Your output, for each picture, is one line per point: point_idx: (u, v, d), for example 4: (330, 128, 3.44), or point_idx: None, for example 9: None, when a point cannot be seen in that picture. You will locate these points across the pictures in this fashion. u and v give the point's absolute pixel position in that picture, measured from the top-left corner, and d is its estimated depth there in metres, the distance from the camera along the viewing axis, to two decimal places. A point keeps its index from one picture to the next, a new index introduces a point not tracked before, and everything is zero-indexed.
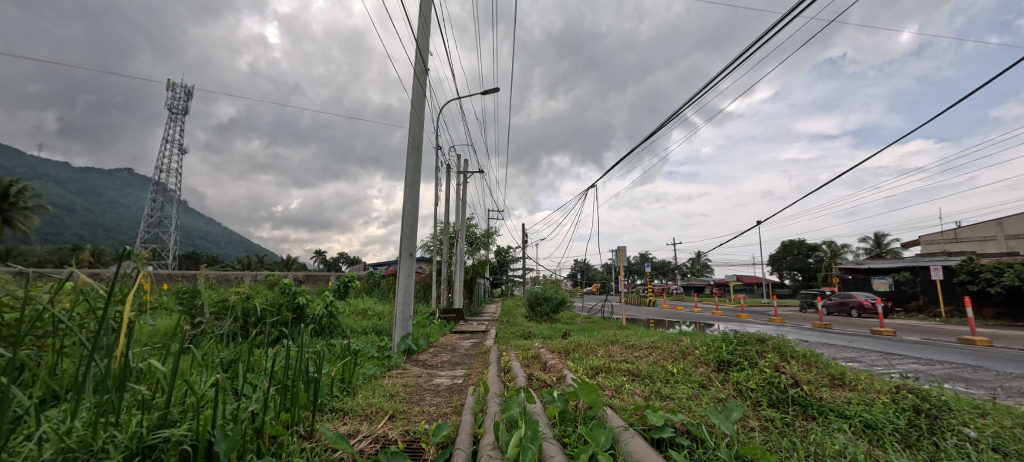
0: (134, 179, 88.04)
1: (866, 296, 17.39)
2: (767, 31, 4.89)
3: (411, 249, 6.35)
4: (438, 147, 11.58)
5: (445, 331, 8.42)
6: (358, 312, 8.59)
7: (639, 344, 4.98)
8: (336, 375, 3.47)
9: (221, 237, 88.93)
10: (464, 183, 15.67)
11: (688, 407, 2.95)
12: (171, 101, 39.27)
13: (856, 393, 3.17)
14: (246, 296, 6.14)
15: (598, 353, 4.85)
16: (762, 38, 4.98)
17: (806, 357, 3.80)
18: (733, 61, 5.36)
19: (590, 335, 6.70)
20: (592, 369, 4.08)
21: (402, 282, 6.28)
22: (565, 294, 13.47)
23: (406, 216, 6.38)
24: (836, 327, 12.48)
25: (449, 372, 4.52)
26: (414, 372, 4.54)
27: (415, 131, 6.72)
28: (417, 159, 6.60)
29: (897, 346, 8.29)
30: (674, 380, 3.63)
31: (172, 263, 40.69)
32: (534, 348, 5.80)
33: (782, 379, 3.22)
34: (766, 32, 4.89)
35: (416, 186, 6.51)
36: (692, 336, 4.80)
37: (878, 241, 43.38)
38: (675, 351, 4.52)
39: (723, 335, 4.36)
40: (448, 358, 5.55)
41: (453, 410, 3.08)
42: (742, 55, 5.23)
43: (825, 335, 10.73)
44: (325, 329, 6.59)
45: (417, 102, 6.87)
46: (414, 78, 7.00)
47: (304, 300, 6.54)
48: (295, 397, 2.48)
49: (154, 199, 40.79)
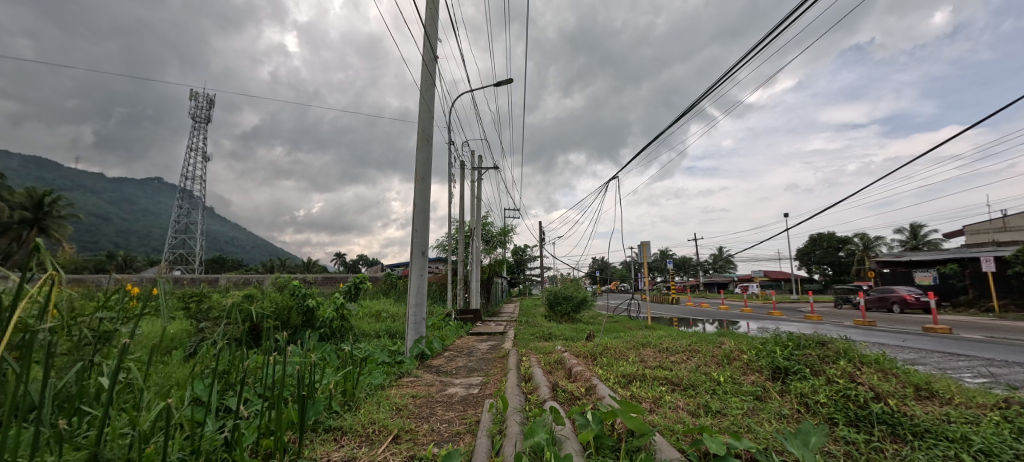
0: (165, 187, 91.77)
1: (910, 291, 16.21)
2: (786, 17, 4.86)
3: (423, 247, 5.99)
4: (451, 142, 11.26)
5: (461, 333, 8.04)
6: (372, 314, 8.31)
7: (674, 347, 4.48)
8: (339, 387, 3.14)
9: (247, 242, 91.88)
10: (478, 181, 15.29)
11: (748, 427, 2.45)
12: (194, 110, 40.61)
13: (954, 409, 2.60)
14: (253, 300, 5.87)
15: (629, 357, 4.37)
16: (780, 25, 4.96)
17: (880, 363, 3.22)
18: (752, 49, 5.39)
19: (617, 337, 6.21)
20: (624, 378, 3.61)
21: (415, 282, 5.91)
22: (586, 292, 12.96)
23: (418, 212, 6.03)
24: (881, 324, 11.56)
25: (464, 381, 4.11)
26: (427, 380, 4.16)
27: (424, 122, 6.36)
28: (428, 151, 6.25)
29: (958, 345, 7.48)
30: (722, 391, 3.13)
31: (199, 267, 41.83)
32: (556, 351, 5.36)
33: (860, 391, 2.68)
34: (785, 18, 4.87)
35: (427, 181, 6.15)
36: (735, 337, 4.26)
37: (914, 233, 40.96)
38: (717, 355, 4.00)
39: (773, 337, 3.82)
40: (463, 363, 5.15)
41: (466, 428, 2.68)
42: (761, 43, 5.27)
43: (871, 333, 9.92)
44: (336, 334, 6.34)
45: (426, 91, 6.51)
46: (423, 67, 6.64)
47: (314, 302, 6.23)
48: (279, 417, 2.12)
49: (181, 205, 42.11)
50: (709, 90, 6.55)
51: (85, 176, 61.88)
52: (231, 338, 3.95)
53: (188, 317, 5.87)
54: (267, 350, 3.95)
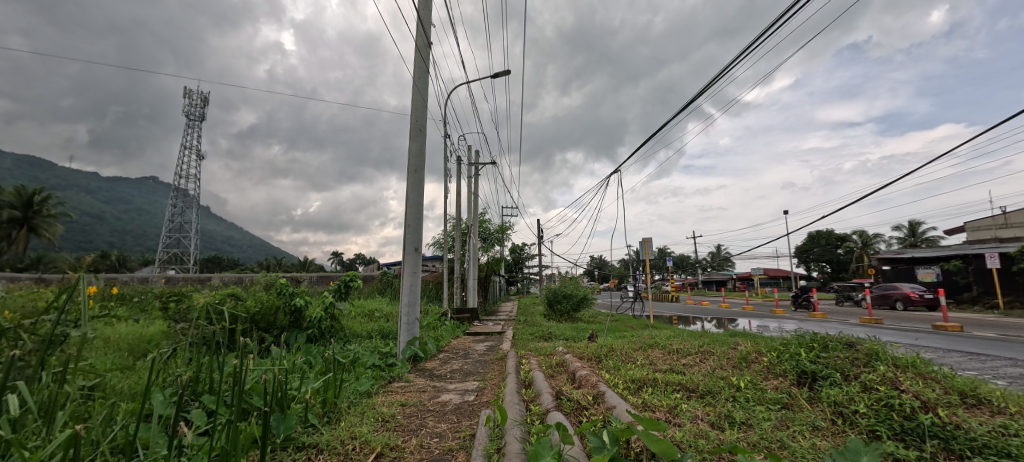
0: (160, 187, 91.00)
1: (913, 288, 16.00)
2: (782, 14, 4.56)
3: (417, 242, 5.67)
4: (447, 135, 10.91)
5: (458, 334, 7.73)
6: (364, 314, 7.97)
7: (685, 348, 4.16)
8: (318, 398, 2.83)
9: (242, 241, 91.12)
10: (475, 177, 14.91)
11: (780, 446, 2.13)
12: (189, 108, 40.16)
13: (1011, 420, 2.29)
14: (233, 301, 5.52)
15: (636, 360, 4.05)
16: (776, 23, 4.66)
17: (918, 368, 2.91)
18: (746, 49, 5.07)
19: (620, 337, 5.91)
20: (633, 383, 3.29)
21: (408, 281, 5.56)
22: (586, 290, 12.65)
23: (411, 206, 5.70)
24: (888, 322, 11.30)
25: (459, 386, 3.79)
26: (418, 386, 3.84)
27: (417, 112, 6.03)
28: (421, 141, 5.92)
29: (974, 344, 7.19)
30: (744, 399, 2.82)
31: (193, 266, 41.21)
32: (557, 353, 5.03)
33: (905, 401, 2.36)
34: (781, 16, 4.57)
35: (421, 173, 5.83)
36: (752, 339, 3.94)
37: (912, 230, 40.87)
38: (733, 357, 3.69)
39: (795, 337, 3.52)
40: (459, 366, 4.82)
41: (460, 444, 2.36)
42: (755, 41, 4.95)
43: (878, 331, 9.66)
44: (325, 334, 6.01)
45: (419, 78, 6.17)
46: (416, 54, 6.30)
47: (301, 301, 5.88)
48: (236, 438, 1.79)
49: (175, 204, 41.43)
50: (710, 83, 6.24)
51: (77, 175, 61.05)
52: (210, 341, 3.68)
53: (167, 318, 5.53)
54: (245, 356, 3.65)
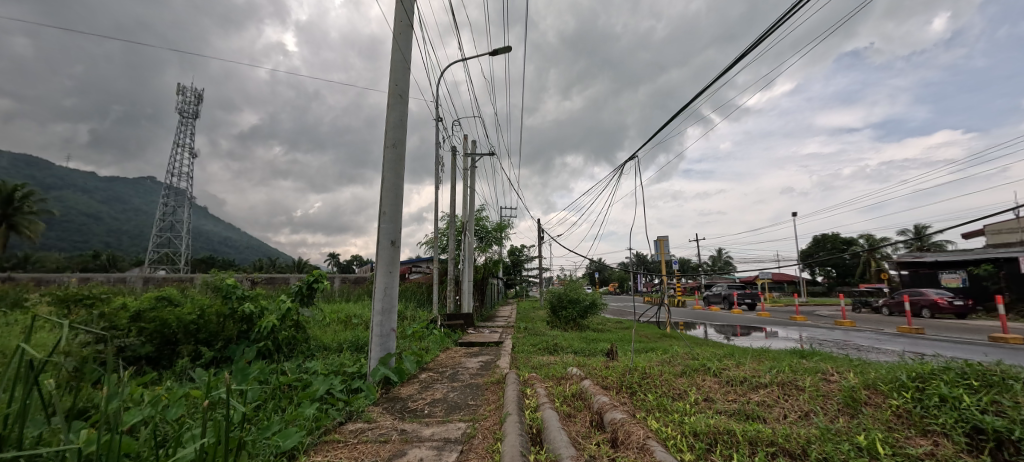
0: (155, 186, 89.52)
1: (941, 293, 14.82)
2: None
3: (392, 234, 4.53)
4: (439, 119, 9.73)
5: (448, 345, 6.57)
6: (338, 321, 6.89)
7: (750, 377, 3.04)
8: None
9: (239, 242, 89.71)
10: (471, 170, 13.72)
11: None
12: (181, 105, 38.95)
13: None
14: (154, 311, 4.39)
15: (684, 392, 2.94)
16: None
17: None
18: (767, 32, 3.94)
19: (644, 354, 4.78)
20: (702, 440, 2.16)
21: (381, 283, 4.39)
22: (593, 295, 11.47)
23: (386, 190, 4.58)
24: (932, 332, 10.07)
25: (438, 434, 2.65)
26: (380, 431, 2.70)
27: (397, 75, 4.93)
28: (400, 112, 4.81)
29: None
30: None
31: (184, 268, 39.86)
32: (571, 376, 3.92)
33: None
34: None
35: (399, 148, 4.72)
36: (851, 368, 2.83)
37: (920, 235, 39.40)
38: (830, 395, 2.58)
39: (934, 369, 2.39)
40: (442, 394, 3.69)
41: None
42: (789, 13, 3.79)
43: (923, 344, 8.52)
44: (284, 347, 4.94)
45: (400, 34, 5.07)
46: (397, 6, 5.16)
47: (254, 307, 4.83)
48: None
49: (166, 203, 39.86)
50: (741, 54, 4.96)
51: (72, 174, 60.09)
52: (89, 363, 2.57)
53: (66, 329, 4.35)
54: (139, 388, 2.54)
